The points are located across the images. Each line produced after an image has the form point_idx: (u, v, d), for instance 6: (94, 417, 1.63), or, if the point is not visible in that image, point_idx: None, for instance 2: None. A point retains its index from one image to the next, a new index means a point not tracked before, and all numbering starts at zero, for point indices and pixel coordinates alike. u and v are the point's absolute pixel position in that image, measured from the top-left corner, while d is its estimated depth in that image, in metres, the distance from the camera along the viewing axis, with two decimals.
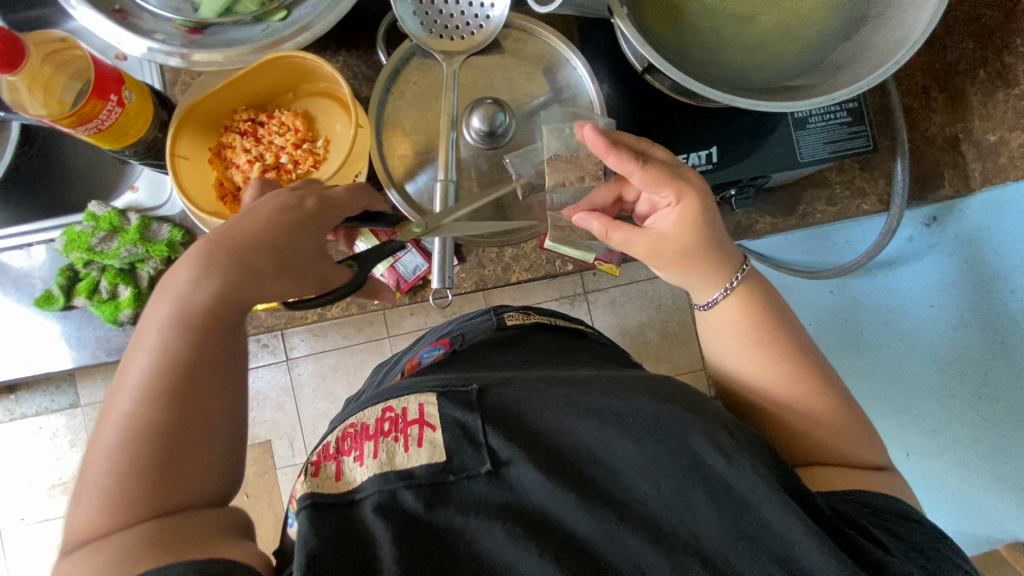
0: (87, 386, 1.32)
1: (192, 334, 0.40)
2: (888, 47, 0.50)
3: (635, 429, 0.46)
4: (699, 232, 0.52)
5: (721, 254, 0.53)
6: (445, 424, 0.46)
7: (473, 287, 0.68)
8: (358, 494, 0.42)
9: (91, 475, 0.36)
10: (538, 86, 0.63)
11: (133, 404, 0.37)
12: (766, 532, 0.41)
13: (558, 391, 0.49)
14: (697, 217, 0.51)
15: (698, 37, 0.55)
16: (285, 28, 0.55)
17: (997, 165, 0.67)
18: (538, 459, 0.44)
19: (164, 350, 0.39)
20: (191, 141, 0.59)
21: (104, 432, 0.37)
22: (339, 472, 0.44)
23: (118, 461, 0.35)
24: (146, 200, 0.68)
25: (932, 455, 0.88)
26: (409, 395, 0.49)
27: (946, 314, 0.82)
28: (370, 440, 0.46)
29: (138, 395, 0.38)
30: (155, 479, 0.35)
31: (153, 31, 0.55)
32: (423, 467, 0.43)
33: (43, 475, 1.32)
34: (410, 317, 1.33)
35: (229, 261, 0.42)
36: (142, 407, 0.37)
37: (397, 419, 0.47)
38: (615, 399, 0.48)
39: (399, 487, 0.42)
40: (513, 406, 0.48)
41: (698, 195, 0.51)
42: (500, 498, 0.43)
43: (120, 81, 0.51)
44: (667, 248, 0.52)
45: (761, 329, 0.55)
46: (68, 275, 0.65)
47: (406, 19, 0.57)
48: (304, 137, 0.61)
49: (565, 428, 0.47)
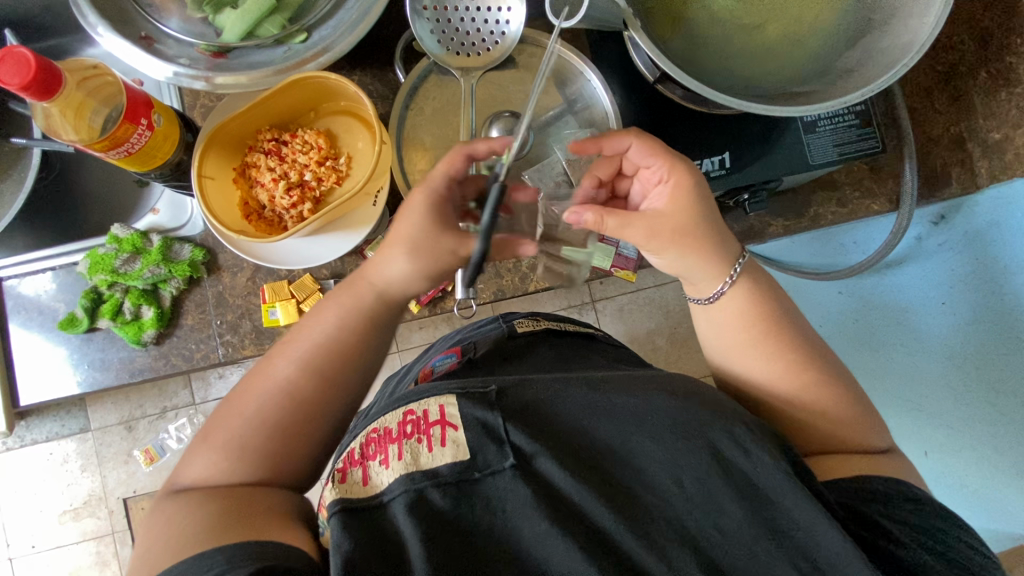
0: (97, 410, 1.32)
1: (350, 327, 0.51)
2: (896, 51, 0.52)
3: (655, 428, 0.47)
4: (694, 205, 0.52)
5: (723, 242, 0.54)
6: (467, 424, 0.46)
7: (491, 297, 0.68)
8: (384, 497, 0.42)
9: (246, 412, 0.47)
10: (553, 98, 0.64)
11: (291, 372, 0.49)
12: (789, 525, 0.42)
13: (577, 391, 0.50)
14: (692, 192, 0.52)
15: (710, 46, 0.56)
16: (306, 50, 0.56)
17: (1005, 162, 0.70)
18: (560, 455, 0.45)
19: (326, 335, 0.50)
20: (217, 161, 0.60)
21: (256, 385, 0.49)
22: (366, 477, 0.44)
23: (264, 415, 0.47)
24: (168, 221, 0.69)
25: (951, 453, 0.88)
26: (429, 397, 0.48)
27: (959, 311, 0.83)
28: (394, 442, 0.45)
29: (297, 365, 0.49)
30: (278, 443, 0.47)
31: (177, 55, 0.56)
32: (447, 466, 0.44)
33: (53, 502, 1.31)
34: (419, 331, 1.33)
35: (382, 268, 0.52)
36: (296, 379, 0.48)
37: (419, 421, 0.46)
38: (634, 398, 0.49)
39: (426, 487, 0.43)
40: (538, 408, 0.48)
41: (689, 169, 0.52)
42: (526, 490, 0.43)
43: (149, 105, 0.52)
44: (663, 225, 0.51)
45: (781, 334, 0.54)
46: (91, 297, 0.66)
47: (426, 39, 0.58)
48: (327, 155, 0.63)
49: (584, 427, 0.48)
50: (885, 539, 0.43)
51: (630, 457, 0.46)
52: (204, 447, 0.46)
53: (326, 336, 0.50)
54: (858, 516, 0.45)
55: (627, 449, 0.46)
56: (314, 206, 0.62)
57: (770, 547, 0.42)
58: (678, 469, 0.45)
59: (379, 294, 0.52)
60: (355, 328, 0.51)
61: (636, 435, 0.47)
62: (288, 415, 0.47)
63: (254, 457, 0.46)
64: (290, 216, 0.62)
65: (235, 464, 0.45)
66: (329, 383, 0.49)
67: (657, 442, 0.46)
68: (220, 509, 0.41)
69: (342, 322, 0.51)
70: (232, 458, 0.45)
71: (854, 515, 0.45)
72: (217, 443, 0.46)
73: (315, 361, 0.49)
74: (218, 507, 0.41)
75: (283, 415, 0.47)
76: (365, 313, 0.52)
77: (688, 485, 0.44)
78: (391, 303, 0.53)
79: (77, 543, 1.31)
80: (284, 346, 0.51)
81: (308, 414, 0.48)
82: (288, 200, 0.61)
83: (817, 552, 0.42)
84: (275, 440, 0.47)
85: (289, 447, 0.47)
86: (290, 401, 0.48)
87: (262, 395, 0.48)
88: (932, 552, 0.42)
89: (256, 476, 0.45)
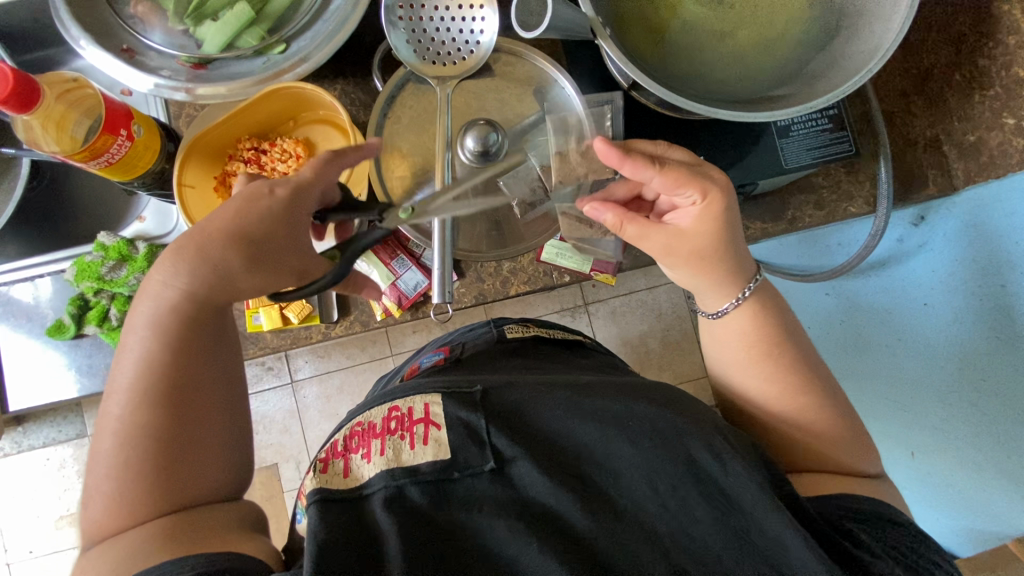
0: (94, 415, 1.33)
1: (165, 334, 0.45)
2: (862, 55, 0.53)
3: (634, 432, 0.47)
4: (718, 232, 0.52)
5: (736, 262, 0.54)
6: (450, 423, 0.48)
7: (473, 302, 0.69)
8: (365, 490, 0.44)
9: (98, 473, 0.42)
10: (528, 105, 0.65)
11: (119, 409, 0.43)
12: (756, 532, 0.43)
13: (561, 394, 0.51)
14: (720, 218, 0.51)
15: (680, 54, 0.57)
16: (284, 61, 0.57)
17: (980, 164, 0.70)
18: (539, 457, 0.46)
19: (143, 353, 0.45)
20: (197, 170, 0.61)
21: (99, 438, 0.44)
22: (347, 469, 0.46)
23: (116, 463, 0.42)
24: (154, 230, 0.70)
25: (935, 453, 0.88)
26: (415, 396, 0.51)
27: (941, 312, 0.83)
28: (377, 438, 0.47)
29: (122, 400, 0.43)
30: (149, 478, 0.42)
31: (159, 67, 0.57)
32: (427, 463, 0.45)
33: (50, 507, 1.32)
34: (413, 335, 1.34)
35: (198, 255, 0.46)
36: (126, 413, 0.43)
37: (403, 418, 0.48)
38: (614, 403, 0.50)
39: (405, 483, 0.44)
40: (515, 410, 0.49)
41: (722, 194, 0.51)
42: (501, 492, 0.45)
43: (129, 117, 0.54)
44: (683, 244, 0.52)
45: (786, 356, 0.56)
46: (78, 304, 0.68)
47: (401, 48, 0.59)
48: (305, 163, 0.64)
49: (564, 429, 0.49)
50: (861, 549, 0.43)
51: (605, 459, 0.47)
52: (89, 512, 0.42)
53: (144, 355, 0.44)
54: (843, 531, 0.44)
55: (605, 452, 0.47)
56: None
57: (738, 554, 0.43)
58: (653, 475, 0.45)
59: (189, 296, 0.46)
60: (167, 335, 0.45)
61: (613, 438, 0.47)
62: (146, 445, 0.42)
63: (134, 501, 0.41)
64: None
65: (121, 514, 0.41)
66: (172, 393, 0.44)
67: (632, 446, 0.47)
68: (146, 539, 0.39)
69: (153, 335, 0.45)
70: (113, 507, 0.41)
71: (838, 530, 0.44)
72: (94, 504, 0.42)
73: (138, 385, 0.44)
74: (131, 545, 0.39)
75: (138, 448, 0.42)
76: (180, 313, 0.46)
77: (662, 490, 0.45)
78: (206, 298, 0.47)
79: (72, 548, 1.32)
80: (111, 391, 0.45)
81: (163, 435, 0.43)
82: None
83: (785, 556, 0.41)
84: (152, 473, 0.42)
85: (173, 466, 0.42)
86: (137, 433, 0.42)
87: (107, 442, 0.43)
88: (903, 566, 0.43)
89: (161, 506, 0.41)
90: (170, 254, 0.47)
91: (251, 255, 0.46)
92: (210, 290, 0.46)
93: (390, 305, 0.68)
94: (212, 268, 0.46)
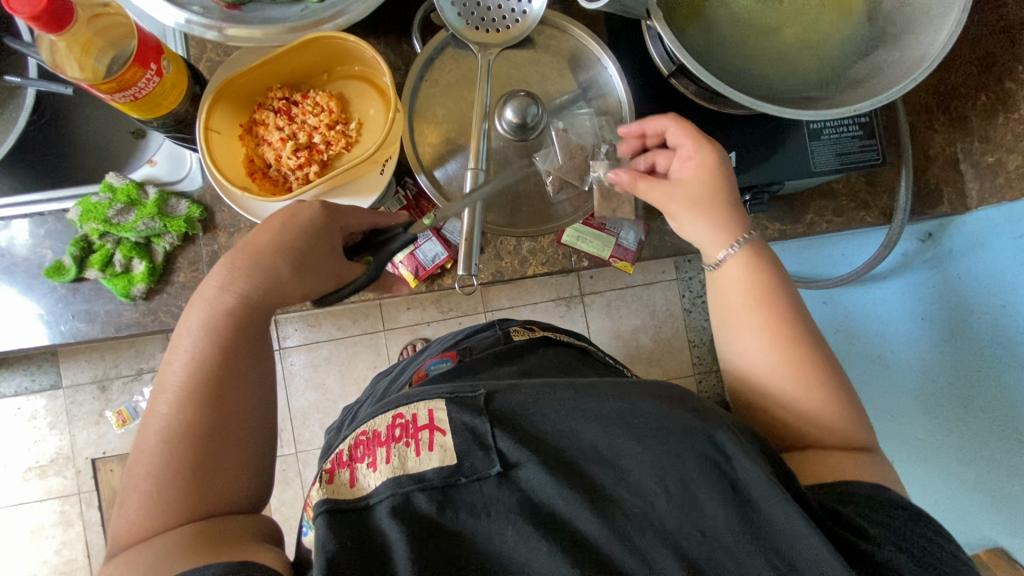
0: (70, 367, 1.29)
1: (215, 335, 0.47)
2: (909, 64, 0.53)
3: (641, 429, 0.44)
4: (711, 183, 0.55)
5: (731, 212, 0.55)
6: (455, 428, 0.46)
7: (490, 279, 0.68)
8: (370, 500, 0.43)
9: (135, 480, 0.42)
10: (567, 82, 0.64)
11: (167, 408, 0.44)
12: (771, 531, 0.40)
13: (565, 393, 0.47)
14: (715, 172, 0.55)
15: (727, 44, 0.57)
16: (324, 10, 0.55)
17: (995, 185, 0.72)
18: (549, 463, 0.45)
19: (196, 355, 0.46)
20: (224, 115, 0.59)
21: (142, 437, 0.44)
22: (353, 479, 0.45)
23: (155, 466, 0.42)
24: (165, 174, 0.67)
25: (918, 462, 0.92)
26: (419, 401, 0.50)
27: (937, 330, 0.85)
28: (382, 446, 0.46)
29: (171, 400, 0.44)
30: (191, 479, 0.42)
31: (190, 3, 0.54)
32: (434, 471, 0.44)
33: (18, 458, 1.28)
34: (407, 311, 1.33)
35: (250, 260, 0.49)
36: (172, 412, 0.44)
37: (408, 425, 0.48)
38: (618, 399, 0.46)
39: (411, 491, 0.43)
40: (521, 413, 0.47)
41: (713, 152, 0.55)
42: (512, 499, 0.44)
43: (159, 51, 0.51)
44: (681, 193, 0.55)
45: None
46: (81, 246, 0.64)
47: (446, 11, 0.57)
48: (337, 118, 0.62)
49: (568, 429, 0.47)
50: (861, 538, 0.40)
51: (613, 458, 0.45)
52: (120, 514, 0.42)
53: (195, 356, 0.46)
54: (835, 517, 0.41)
55: (612, 450, 0.45)
56: (320, 168, 0.62)
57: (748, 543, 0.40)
58: (660, 472, 0.43)
59: (243, 299, 0.48)
60: (219, 339, 0.47)
61: (621, 439, 0.45)
62: (193, 445, 0.43)
63: (170, 499, 0.41)
64: (295, 177, 0.61)
65: (156, 513, 0.40)
66: (219, 393, 0.45)
67: (640, 444, 0.44)
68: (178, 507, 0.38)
69: (206, 338, 0.47)
70: (157, 497, 0.41)
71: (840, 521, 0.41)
72: (128, 500, 0.42)
73: (189, 386, 0.45)
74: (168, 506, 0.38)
75: (186, 446, 0.43)
76: (235, 317, 0.48)
77: (670, 486, 0.42)
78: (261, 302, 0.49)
79: (40, 501, 1.28)
80: (159, 389, 0.46)
81: (207, 434, 0.43)
82: (295, 161, 0.60)
83: (790, 544, 0.40)
84: (190, 473, 0.42)
85: (208, 470, 0.42)
86: (180, 432, 0.43)
87: (151, 440, 0.43)
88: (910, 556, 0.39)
89: (190, 512, 0.41)
90: (224, 262, 0.50)
91: (295, 260, 0.49)
92: (263, 295, 0.49)
93: (407, 275, 0.68)
94: (261, 273, 0.48)
